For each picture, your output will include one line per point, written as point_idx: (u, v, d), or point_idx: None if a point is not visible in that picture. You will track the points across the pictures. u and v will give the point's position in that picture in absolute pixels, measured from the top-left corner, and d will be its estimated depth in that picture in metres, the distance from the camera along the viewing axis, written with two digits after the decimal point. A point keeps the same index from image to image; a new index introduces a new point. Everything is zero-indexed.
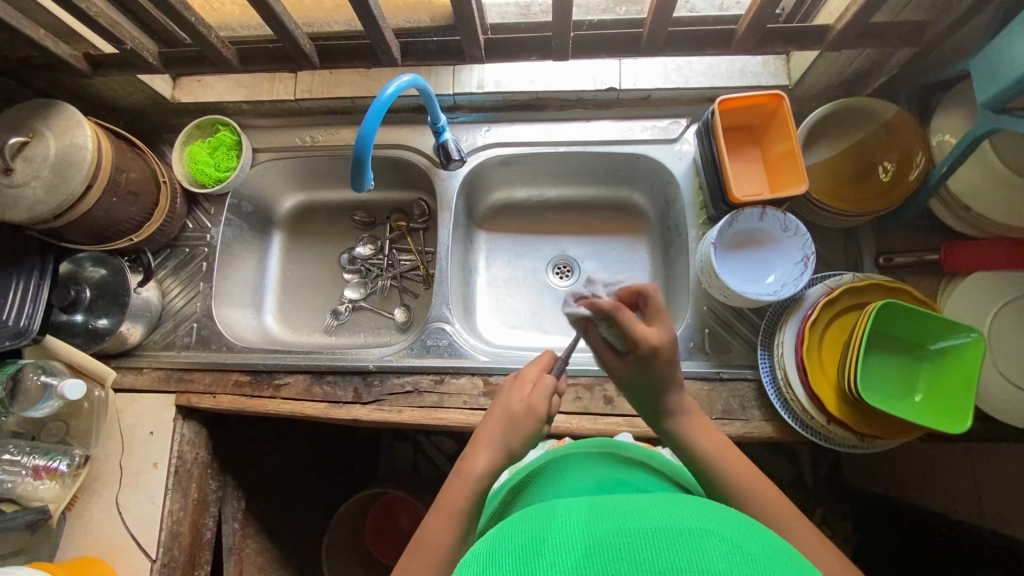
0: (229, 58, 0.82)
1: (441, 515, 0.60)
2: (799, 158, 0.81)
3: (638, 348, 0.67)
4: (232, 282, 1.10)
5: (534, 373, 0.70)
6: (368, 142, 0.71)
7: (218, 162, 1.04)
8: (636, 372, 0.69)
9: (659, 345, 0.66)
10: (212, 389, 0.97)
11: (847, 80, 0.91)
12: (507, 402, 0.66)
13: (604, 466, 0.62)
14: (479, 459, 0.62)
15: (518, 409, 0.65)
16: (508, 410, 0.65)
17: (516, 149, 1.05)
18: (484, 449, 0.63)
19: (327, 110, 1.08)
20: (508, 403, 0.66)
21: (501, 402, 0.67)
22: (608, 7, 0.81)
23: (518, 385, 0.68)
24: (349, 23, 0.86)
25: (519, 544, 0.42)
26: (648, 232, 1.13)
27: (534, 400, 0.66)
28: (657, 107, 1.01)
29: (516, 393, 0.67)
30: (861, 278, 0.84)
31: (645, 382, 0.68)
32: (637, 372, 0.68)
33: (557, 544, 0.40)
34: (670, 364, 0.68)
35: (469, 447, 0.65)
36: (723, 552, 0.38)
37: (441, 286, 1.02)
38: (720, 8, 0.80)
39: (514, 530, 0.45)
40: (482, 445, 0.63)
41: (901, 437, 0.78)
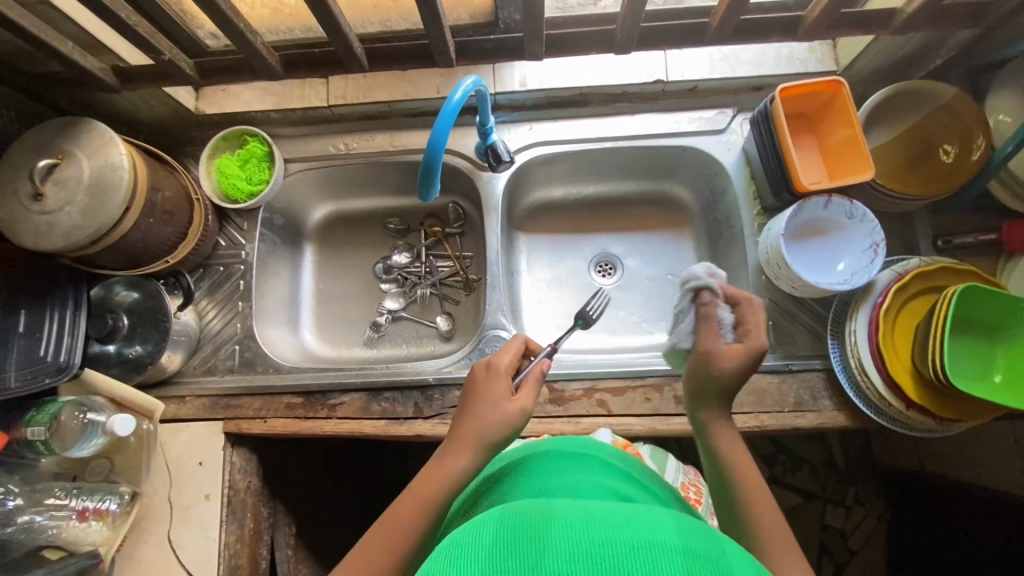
0: (272, 63, 0.78)
1: (412, 502, 0.58)
2: (863, 144, 0.80)
3: (753, 338, 0.69)
4: (269, 300, 1.05)
5: (503, 366, 0.70)
6: (439, 148, 0.68)
7: (250, 175, 1.00)
8: (744, 359, 0.68)
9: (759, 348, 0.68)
10: (264, 414, 0.93)
11: (898, 62, 0.90)
12: (486, 402, 0.65)
13: (602, 472, 0.56)
14: (455, 457, 0.61)
15: (498, 410, 0.64)
16: (489, 411, 0.64)
17: (560, 148, 1.02)
18: (462, 447, 0.62)
19: (360, 115, 1.04)
20: (490, 400, 0.65)
21: (477, 401, 0.66)
22: None
23: (492, 380, 0.68)
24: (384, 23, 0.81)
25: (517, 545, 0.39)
26: (691, 225, 1.12)
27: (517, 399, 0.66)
28: (703, 97, 0.99)
29: (495, 392, 0.66)
30: (927, 262, 0.83)
31: (737, 375, 0.68)
32: (744, 360, 0.68)
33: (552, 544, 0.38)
34: (751, 368, 0.69)
35: (445, 444, 0.63)
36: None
37: (493, 292, 0.99)
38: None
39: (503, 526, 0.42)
40: (461, 441, 0.62)
41: (981, 420, 0.78)
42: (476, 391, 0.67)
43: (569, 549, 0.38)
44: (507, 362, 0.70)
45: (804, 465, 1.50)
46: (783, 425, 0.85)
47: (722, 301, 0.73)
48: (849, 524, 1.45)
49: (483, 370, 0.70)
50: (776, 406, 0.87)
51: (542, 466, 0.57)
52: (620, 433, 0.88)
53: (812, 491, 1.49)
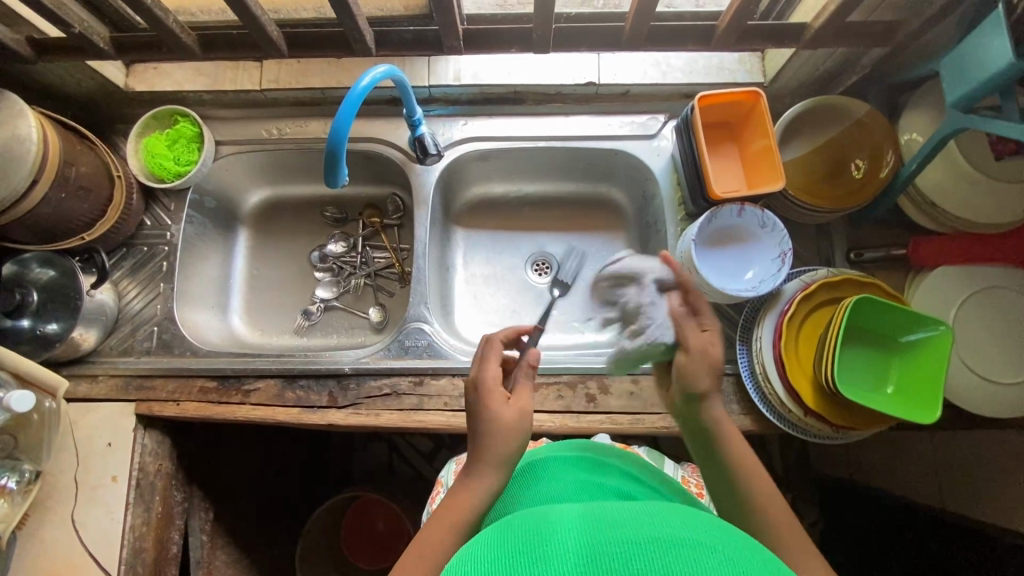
0: (189, 44, 0.77)
1: (445, 519, 0.58)
2: (775, 155, 0.82)
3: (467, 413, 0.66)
4: (195, 283, 1.04)
5: (492, 379, 0.66)
6: (342, 136, 0.68)
7: (177, 156, 0.99)
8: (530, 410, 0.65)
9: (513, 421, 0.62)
10: (176, 397, 0.92)
11: (821, 77, 0.92)
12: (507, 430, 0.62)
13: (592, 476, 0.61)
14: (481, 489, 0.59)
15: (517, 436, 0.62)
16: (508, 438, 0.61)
17: (494, 144, 1.02)
18: (489, 475, 0.60)
19: (295, 101, 1.03)
20: (505, 421, 0.62)
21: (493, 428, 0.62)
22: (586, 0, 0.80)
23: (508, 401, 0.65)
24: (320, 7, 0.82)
25: (518, 549, 0.43)
26: (626, 228, 1.13)
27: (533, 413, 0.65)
28: (635, 102, 1.01)
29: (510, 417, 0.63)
30: (835, 272, 0.86)
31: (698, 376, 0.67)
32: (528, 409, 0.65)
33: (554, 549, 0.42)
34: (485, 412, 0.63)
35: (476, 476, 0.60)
36: (715, 560, 0.40)
37: (419, 285, 0.99)
38: (699, 3, 0.80)
39: (508, 536, 0.46)
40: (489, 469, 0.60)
41: (875, 428, 0.80)
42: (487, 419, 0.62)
43: (572, 552, 0.42)
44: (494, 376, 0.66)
45: None
46: None
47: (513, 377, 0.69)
48: None
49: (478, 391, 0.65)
50: None
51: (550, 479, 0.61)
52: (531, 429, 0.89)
53: None
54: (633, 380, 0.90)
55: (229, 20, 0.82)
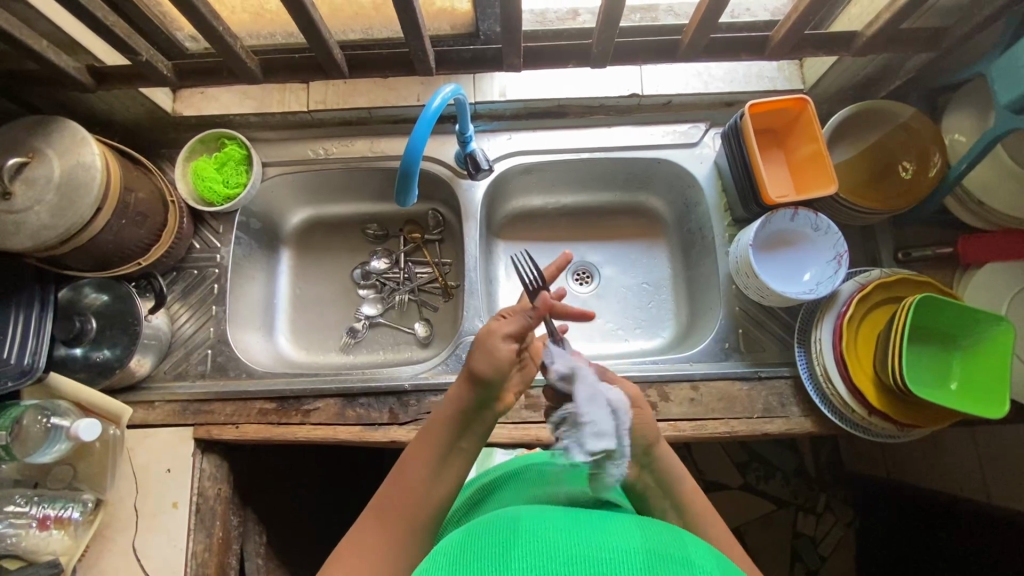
0: (253, 68, 0.79)
1: (401, 481, 0.61)
2: (826, 159, 0.84)
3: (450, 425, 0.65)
4: (244, 304, 1.04)
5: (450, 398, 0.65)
6: (416, 155, 0.69)
7: (227, 179, 0.99)
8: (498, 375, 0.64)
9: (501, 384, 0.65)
10: (235, 420, 0.91)
11: (860, 82, 0.94)
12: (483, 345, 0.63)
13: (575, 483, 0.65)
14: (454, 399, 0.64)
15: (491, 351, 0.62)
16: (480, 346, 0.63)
17: (538, 157, 1.04)
18: (464, 383, 0.64)
19: (340, 121, 1.04)
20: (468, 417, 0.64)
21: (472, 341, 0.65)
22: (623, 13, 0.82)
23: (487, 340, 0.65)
24: (366, 31, 0.83)
25: (506, 547, 0.45)
26: (666, 235, 1.15)
27: (510, 356, 0.63)
28: (677, 112, 1.02)
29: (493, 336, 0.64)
30: (888, 272, 0.87)
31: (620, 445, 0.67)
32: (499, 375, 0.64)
33: (547, 550, 0.44)
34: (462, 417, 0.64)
35: (455, 381, 0.65)
36: None
37: (471, 298, 0.99)
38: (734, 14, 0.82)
39: (493, 535, 0.47)
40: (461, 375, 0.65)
41: (938, 425, 0.81)
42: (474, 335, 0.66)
43: (568, 555, 0.43)
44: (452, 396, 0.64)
45: (775, 473, 1.52)
46: (752, 431, 0.88)
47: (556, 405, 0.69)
48: (819, 531, 1.47)
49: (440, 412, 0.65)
50: (745, 413, 0.89)
51: (530, 480, 0.68)
52: None
53: (783, 499, 1.51)
54: (692, 385, 0.91)
55: (298, 43, 0.82)
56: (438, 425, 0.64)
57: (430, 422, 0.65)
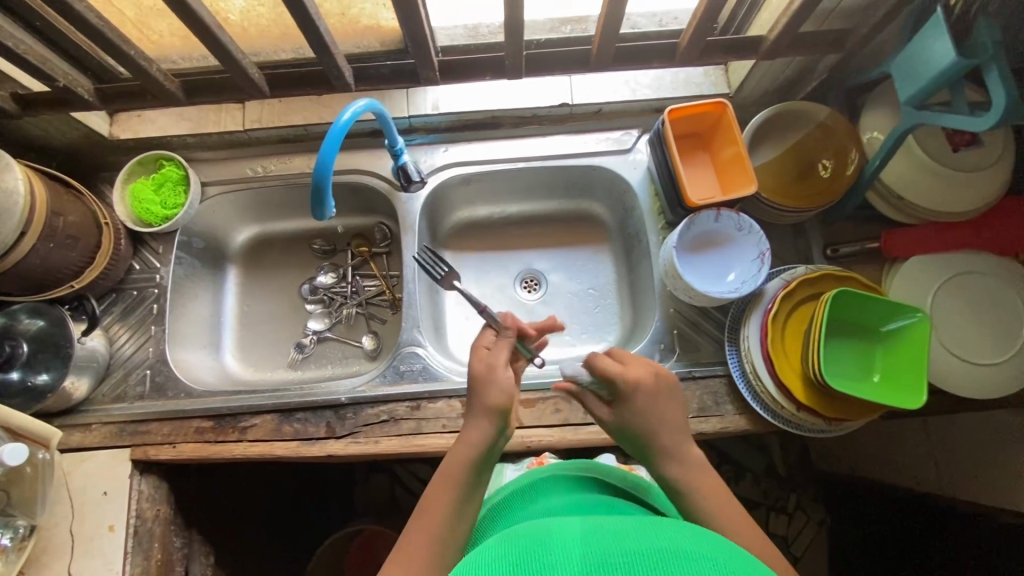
0: (173, 90, 0.80)
1: (424, 524, 0.61)
2: (745, 161, 0.86)
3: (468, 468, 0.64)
4: (186, 323, 1.04)
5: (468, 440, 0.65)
6: (327, 169, 0.70)
7: (165, 200, 1.00)
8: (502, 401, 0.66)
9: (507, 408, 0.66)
10: (172, 440, 0.91)
11: (782, 85, 0.97)
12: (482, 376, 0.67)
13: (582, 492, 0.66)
14: (474, 434, 0.65)
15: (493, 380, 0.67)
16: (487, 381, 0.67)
17: (475, 168, 1.05)
18: (482, 420, 0.65)
19: (279, 139, 1.05)
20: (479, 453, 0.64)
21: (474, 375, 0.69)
22: (556, 26, 0.83)
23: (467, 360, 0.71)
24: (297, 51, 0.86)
25: (512, 558, 0.44)
26: (610, 240, 1.17)
27: (508, 379, 0.68)
28: (609, 119, 1.04)
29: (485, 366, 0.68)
30: (812, 268, 0.88)
31: (643, 433, 0.68)
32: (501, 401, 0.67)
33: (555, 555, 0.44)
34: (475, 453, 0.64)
35: (465, 422, 0.66)
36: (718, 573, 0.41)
37: (410, 309, 0.99)
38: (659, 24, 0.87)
39: (508, 545, 0.47)
40: (477, 409, 0.66)
41: (866, 418, 0.82)
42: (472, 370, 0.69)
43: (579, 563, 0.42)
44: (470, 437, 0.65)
45: (744, 474, 1.51)
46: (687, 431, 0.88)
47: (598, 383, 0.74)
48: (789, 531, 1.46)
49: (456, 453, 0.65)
50: None
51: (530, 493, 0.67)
52: (531, 445, 0.89)
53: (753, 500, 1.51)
54: None
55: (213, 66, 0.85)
56: (456, 466, 0.64)
57: (446, 463, 0.65)
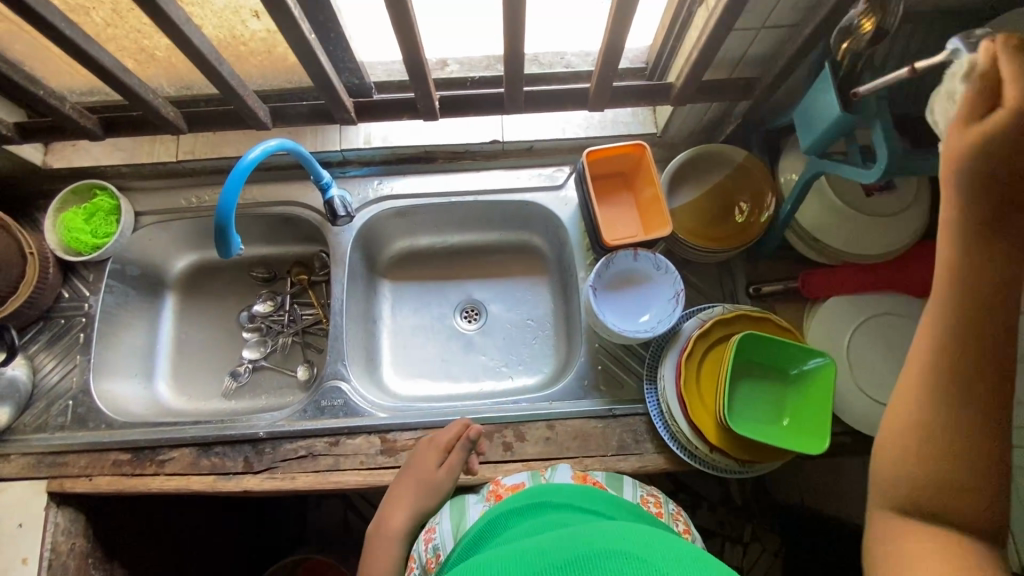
0: (90, 126, 0.82)
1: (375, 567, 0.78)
2: (662, 203, 0.88)
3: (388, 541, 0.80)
4: (117, 352, 1.05)
5: (391, 524, 0.81)
6: (229, 211, 0.71)
7: (95, 229, 1.01)
8: (416, 494, 0.82)
9: (421, 501, 0.82)
10: (89, 472, 0.90)
11: (707, 125, 0.98)
12: (423, 469, 0.83)
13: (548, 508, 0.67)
14: (400, 507, 0.82)
15: (429, 475, 0.83)
16: (424, 475, 0.83)
17: (409, 201, 1.06)
18: (400, 503, 0.82)
19: (213, 170, 1.06)
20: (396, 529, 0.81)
21: (417, 464, 0.85)
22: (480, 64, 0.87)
23: (416, 456, 0.85)
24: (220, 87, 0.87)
25: None
26: (549, 272, 1.18)
27: (426, 477, 0.83)
28: (540, 156, 1.06)
29: (430, 463, 0.84)
30: (730, 309, 0.89)
31: None
32: (415, 494, 0.82)
33: None
34: (392, 531, 0.81)
35: (388, 494, 0.84)
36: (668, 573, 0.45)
37: (338, 342, 0.99)
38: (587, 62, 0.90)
39: None
40: (408, 488, 0.82)
41: (778, 460, 0.82)
42: (416, 458, 0.85)
43: None
44: (393, 523, 0.81)
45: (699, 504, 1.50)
46: (604, 469, 0.88)
47: None
48: None
49: (379, 530, 0.82)
50: (599, 450, 0.90)
51: (506, 516, 0.67)
52: None
53: None
54: (548, 425, 0.92)
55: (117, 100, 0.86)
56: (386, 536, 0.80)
57: (378, 534, 0.81)
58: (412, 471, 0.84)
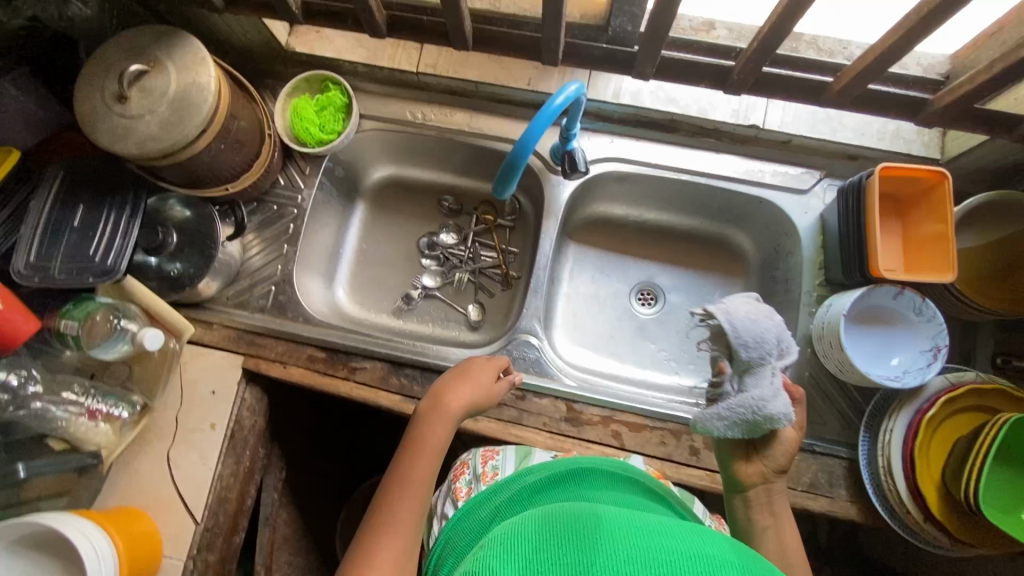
0: (379, 23, 0.77)
1: (426, 454, 0.70)
2: (951, 247, 0.78)
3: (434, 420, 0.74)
4: (314, 250, 1.05)
5: (450, 407, 0.75)
6: (526, 150, 0.70)
7: (324, 123, 0.99)
8: (470, 397, 0.77)
9: (473, 399, 0.77)
10: (285, 360, 0.93)
11: (1008, 169, 0.86)
12: (483, 376, 0.79)
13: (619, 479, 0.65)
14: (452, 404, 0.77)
15: (489, 382, 0.79)
16: (483, 379, 0.79)
17: (634, 168, 0.99)
18: (459, 393, 0.76)
19: (447, 90, 1.01)
20: (448, 417, 0.74)
21: (476, 368, 0.80)
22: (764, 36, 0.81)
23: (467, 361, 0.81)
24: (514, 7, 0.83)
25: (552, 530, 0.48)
26: (745, 276, 1.10)
27: (487, 385, 0.79)
28: (793, 153, 0.96)
29: (489, 372, 0.80)
30: (984, 377, 0.81)
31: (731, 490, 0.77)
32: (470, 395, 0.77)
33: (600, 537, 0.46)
34: (445, 414, 0.74)
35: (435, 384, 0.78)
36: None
37: (535, 297, 0.96)
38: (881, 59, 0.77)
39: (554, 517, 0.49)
40: (464, 387, 0.77)
41: (996, 550, 0.76)
42: (474, 363, 0.81)
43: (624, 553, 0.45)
44: (455, 404, 0.75)
45: None
46: (793, 503, 0.83)
47: (732, 378, 0.77)
48: None
49: (430, 410, 0.75)
50: (790, 482, 0.85)
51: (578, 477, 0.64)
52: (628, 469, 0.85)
53: None
54: None
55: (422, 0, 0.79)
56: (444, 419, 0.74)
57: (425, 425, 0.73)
58: (475, 371, 0.80)
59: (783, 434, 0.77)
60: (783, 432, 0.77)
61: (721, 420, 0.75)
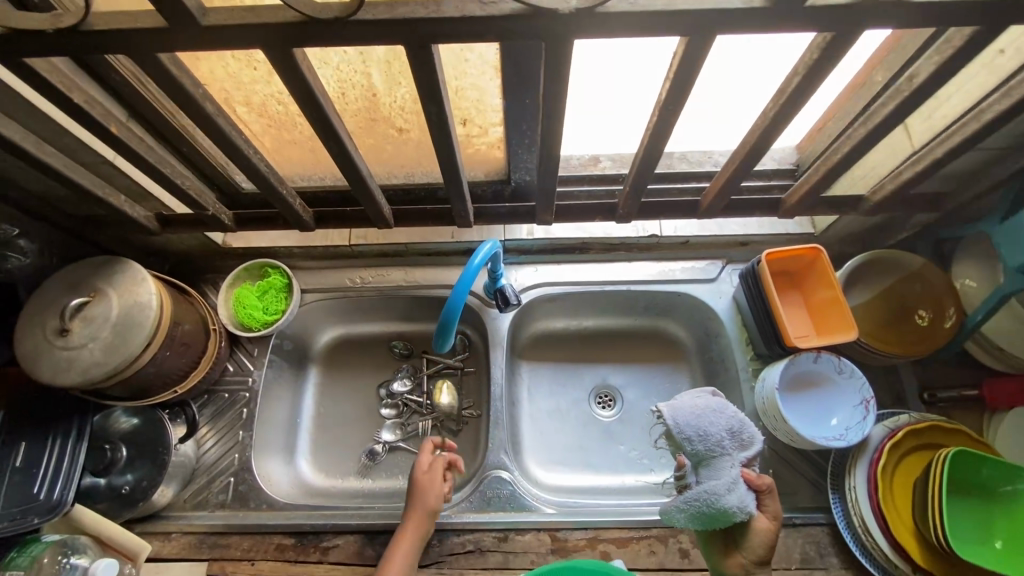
0: (306, 219, 0.88)
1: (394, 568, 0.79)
2: (845, 308, 0.88)
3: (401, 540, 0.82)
4: (270, 428, 1.04)
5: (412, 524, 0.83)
6: (455, 311, 0.80)
7: (267, 305, 1.04)
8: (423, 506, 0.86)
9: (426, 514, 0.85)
10: (251, 557, 0.88)
11: (869, 231, 1.00)
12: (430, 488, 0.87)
13: None
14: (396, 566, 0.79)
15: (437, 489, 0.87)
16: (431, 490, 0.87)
17: (562, 288, 1.09)
18: (416, 518, 0.84)
19: (379, 254, 1.12)
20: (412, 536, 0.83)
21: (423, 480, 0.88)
22: None
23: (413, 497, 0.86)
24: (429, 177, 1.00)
25: None
26: (689, 361, 1.17)
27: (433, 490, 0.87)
28: (694, 250, 1.09)
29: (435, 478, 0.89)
30: (916, 417, 0.87)
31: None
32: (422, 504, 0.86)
33: None
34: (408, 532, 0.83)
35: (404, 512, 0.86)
36: None
37: (496, 430, 0.98)
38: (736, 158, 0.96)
39: None
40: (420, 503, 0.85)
41: None
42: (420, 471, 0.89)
43: None
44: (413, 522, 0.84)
45: None
46: None
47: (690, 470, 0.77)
48: None
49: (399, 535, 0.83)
50: (782, 563, 0.85)
51: None
52: None
53: None
54: None
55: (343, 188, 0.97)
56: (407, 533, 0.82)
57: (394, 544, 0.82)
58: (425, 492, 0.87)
59: (756, 523, 0.76)
60: (752, 521, 0.76)
61: (680, 512, 0.76)
